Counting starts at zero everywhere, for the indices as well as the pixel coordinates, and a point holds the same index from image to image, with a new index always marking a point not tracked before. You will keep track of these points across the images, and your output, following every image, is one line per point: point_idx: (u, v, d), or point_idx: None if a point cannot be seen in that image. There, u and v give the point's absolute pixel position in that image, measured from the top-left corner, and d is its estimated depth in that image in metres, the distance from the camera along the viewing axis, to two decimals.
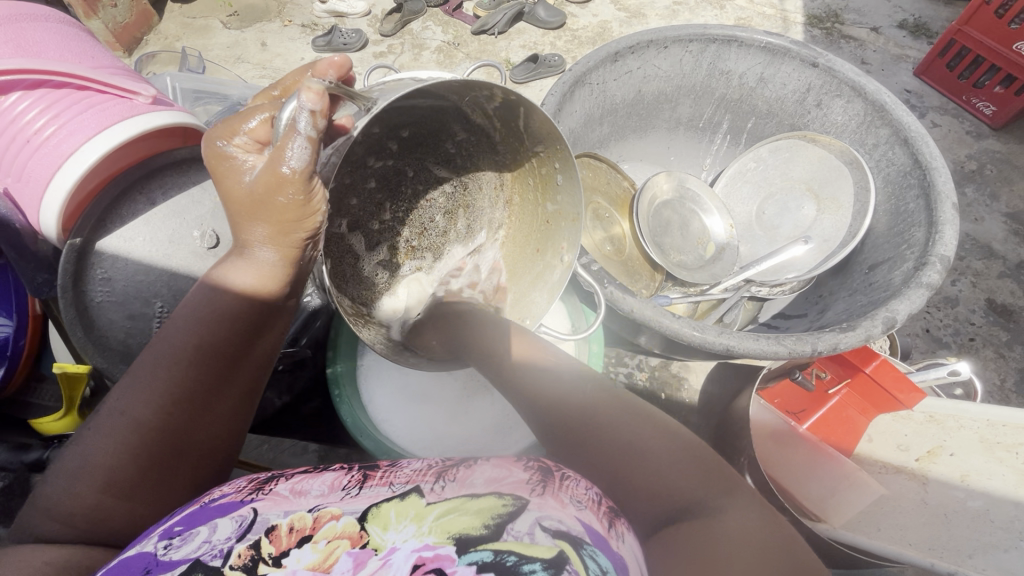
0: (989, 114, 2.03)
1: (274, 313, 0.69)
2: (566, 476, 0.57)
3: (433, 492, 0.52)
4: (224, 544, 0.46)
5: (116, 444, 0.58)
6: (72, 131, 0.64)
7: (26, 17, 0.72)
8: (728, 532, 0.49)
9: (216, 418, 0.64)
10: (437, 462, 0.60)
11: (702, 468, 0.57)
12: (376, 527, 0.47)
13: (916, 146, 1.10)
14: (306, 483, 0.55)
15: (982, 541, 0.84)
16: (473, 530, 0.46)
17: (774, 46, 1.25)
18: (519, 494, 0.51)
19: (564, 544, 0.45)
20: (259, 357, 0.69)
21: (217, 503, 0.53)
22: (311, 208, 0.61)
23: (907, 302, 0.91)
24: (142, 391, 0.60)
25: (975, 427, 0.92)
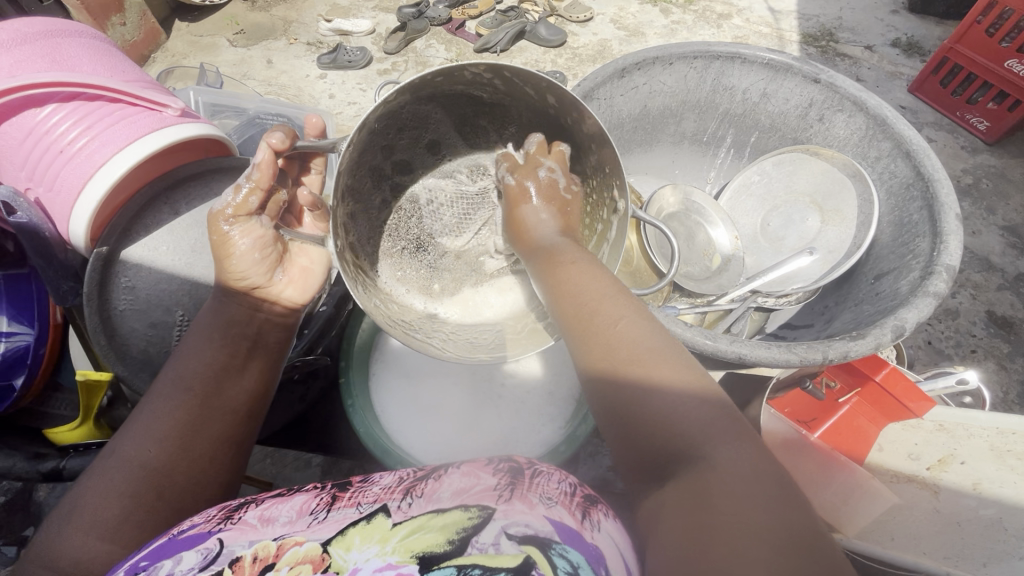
0: (983, 130, 2.06)
1: (246, 353, 0.74)
2: (537, 474, 0.57)
3: (399, 510, 0.52)
4: (185, 575, 0.47)
5: (106, 483, 0.61)
6: (104, 142, 0.66)
7: (64, 32, 0.74)
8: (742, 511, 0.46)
9: (196, 459, 0.66)
10: (408, 476, 0.60)
11: (705, 410, 0.54)
12: (338, 549, 0.48)
13: (918, 160, 1.12)
14: (275, 509, 0.55)
15: (996, 550, 0.86)
16: (437, 547, 0.46)
17: (777, 62, 1.28)
18: (487, 503, 0.52)
19: (532, 549, 0.46)
20: (234, 401, 0.71)
21: (184, 535, 0.53)
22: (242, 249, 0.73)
23: (915, 312, 0.92)
24: (132, 431, 0.65)
25: (984, 436, 0.93)
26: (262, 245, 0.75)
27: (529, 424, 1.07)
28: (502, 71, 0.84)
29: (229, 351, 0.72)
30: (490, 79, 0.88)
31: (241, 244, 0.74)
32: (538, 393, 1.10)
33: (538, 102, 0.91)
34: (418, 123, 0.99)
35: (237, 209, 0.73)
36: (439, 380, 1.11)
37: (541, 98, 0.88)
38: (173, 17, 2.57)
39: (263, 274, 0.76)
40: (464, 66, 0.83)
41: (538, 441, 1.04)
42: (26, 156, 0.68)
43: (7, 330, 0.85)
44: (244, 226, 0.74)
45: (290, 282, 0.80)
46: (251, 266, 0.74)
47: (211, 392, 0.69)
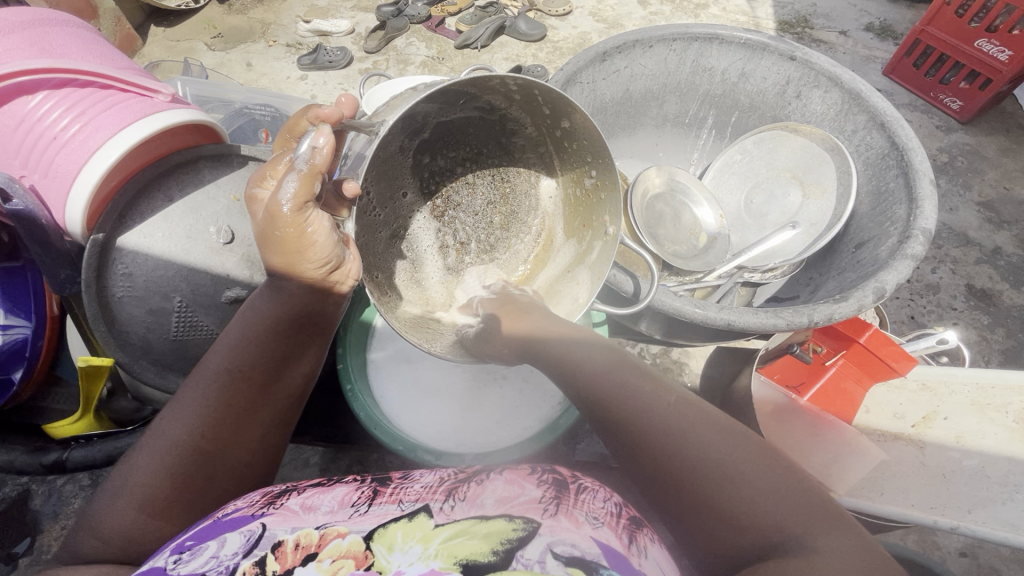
0: (956, 109, 2.12)
1: (311, 337, 0.69)
2: (582, 490, 0.58)
3: (442, 512, 0.53)
4: (231, 560, 0.47)
5: (153, 461, 0.57)
6: (97, 126, 0.67)
7: (47, 21, 0.74)
8: (833, 572, 0.40)
9: (252, 441, 0.63)
10: (449, 477, 0.61)
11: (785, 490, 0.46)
12: (381, 547, 0.48)
13: (892, 130, 1.16)
14: (317, 499, 0.56)
15: (981, 497, 0.88)
16: (480, 557, 0.46)
17: (754, 42, 1.31)
18: (531, 516, 0.52)
19: (577, 573, 0.45)
20: (292, 386, 0.67)
21: (229, 517, 0.53)
22: (312, 240, 0.61)
23: (895, 274, 0.95)
24: (182, 409, 0.59)
25: (965, 391, 0.98)
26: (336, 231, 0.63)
27: (529, 403, 1.08)
28: (534, 88, 0.78)
29: (296, 342, 0.67)
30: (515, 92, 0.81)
31: (319, 233, 0.61)
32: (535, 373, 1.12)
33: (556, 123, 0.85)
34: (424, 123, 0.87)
35: (305, 195, 0.59)
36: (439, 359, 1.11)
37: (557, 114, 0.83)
38: (149, 23, 2.55)
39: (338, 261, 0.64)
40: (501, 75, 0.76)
41: (536, 418, 1.07)
42: (18, 144, 0.68)
43: (3, 324, 0.84)
44: (312, 216, 0.60)
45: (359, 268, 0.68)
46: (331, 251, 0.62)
47: (272, 379, 0.64)
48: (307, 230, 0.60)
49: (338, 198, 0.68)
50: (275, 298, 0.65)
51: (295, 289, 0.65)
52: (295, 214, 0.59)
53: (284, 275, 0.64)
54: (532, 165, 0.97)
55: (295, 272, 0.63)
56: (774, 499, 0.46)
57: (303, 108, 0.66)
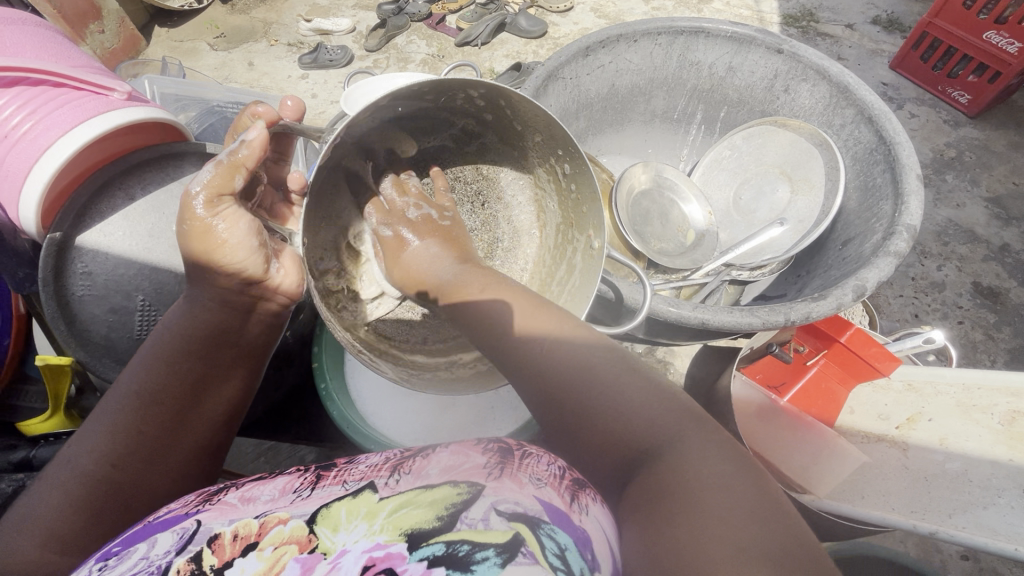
0: (965, 103, 2.07)
1: (229, 362, 0.70)
2: (526, 455, 0.57)
3: (387, 486, 0.53)
4: (163, 558, 0.47)
5: (58, 493, 0.57)
6: (48, 124, 0.67)
7: (8, 21, 0.75)
8: (688, 470, 0.47)
9: (166, 473, 0.64)
10: (395, 455, 0.60)
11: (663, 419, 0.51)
12: (325, 529, 0.47)
13: (880, 124, 1.13)
14: (256, 489, 0.56)
15: (960, 501, 0.85)
16: (424, 524, 0.47)
17: (740, 35, 1.28)
18: (476, 480, 0.52)
19: (519, 526, 0.46)
20: (212, 411, 0.69)
21: (161, 518, 0.54)
22: (229, 240, 0.65)
23: (876, 271, 0.93)
24: (87, 442, 0.61)
25: (951, 392, 0.95)
26: (255, 231, 0.67)
27: (507, 402, 1.07)
28: (499, 95, 0.80)
29: (212, 370, 0.68)
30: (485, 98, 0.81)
31: (230, 232, 0.65)
32: None
33: (522, 127, 0.86)
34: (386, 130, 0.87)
35: (218, 189, 0.64)
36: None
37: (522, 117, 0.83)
38: (153, 24, 2.57)
39: (258, 261, 0.68)
40: (474, 82, 0.76)
41: (513, 418, 1.05)
42: None
43: None
44: (230, 214, 0.65)
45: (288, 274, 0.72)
46: (248, 253, 0.65)
47: (185, 403, 0.66)
48: (216, 229, 0.64)
49: (279, 205, 0.74)
50: (188, 317, 0.68)
51: (209, 302, 0.68)
52: (209, 208, 0.64)
53: (202, 283, 0.68)
54: (505, 166, 0.98)
55: (209, 282, 0.67)
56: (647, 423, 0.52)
57: (245, 111, 0.74)
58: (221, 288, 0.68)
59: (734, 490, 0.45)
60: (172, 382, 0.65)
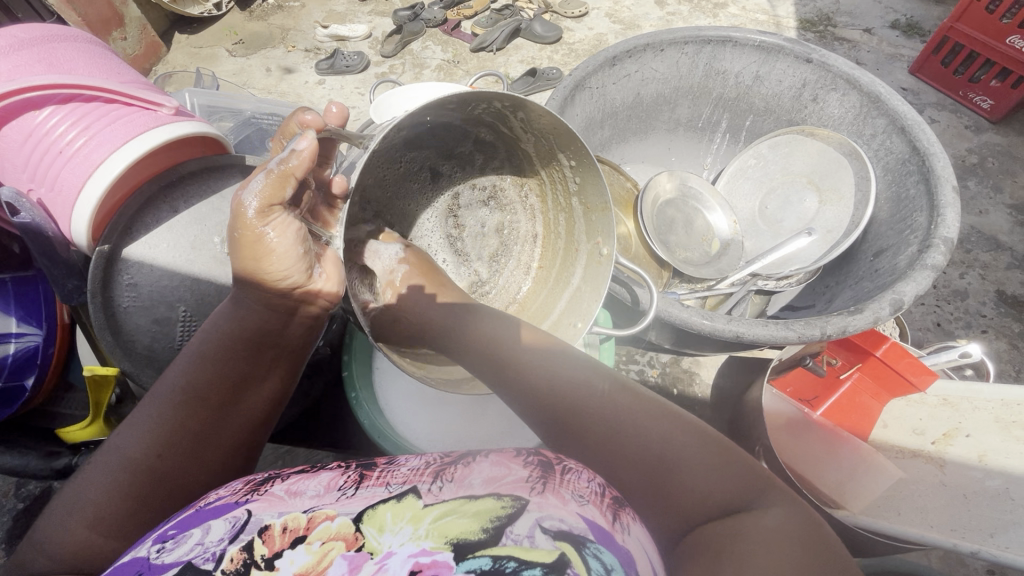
0: (987, 108, 2.04)
1: (271, 361, 0.68)
2: (568, 471, 0.54)
3: (429, 493, 0.50)
4: (217, 546, 0.46)
5: (107, 479, 0.56)
6: (101, 141, 0.68)
7: (57, 36, 0.77)
8: (765, 532, 0.46)
9: (207, 466, 0.61)
10: (436, 459, 0.57)
11: (726, 470, 0.52)
12: (371, 528, 0.46)
13: (913, 134, 1.12)
14: (302, 484, 0.53)
15: (1003, 520, 0.83)
16: (471, 535, 0.45)
17: (769, 44, 1.28)
18: (520, 494, 0.50)
19: (566, 546, 0.45)
20: (254, 408, 0.66)
21: (212, 505, 0.51)
22: (279, 246, 0.61)
23: (914, 285, 0.92)
24: (139, 428, 0.59)
25: (989, 407, 0.92)
26: (303, 241, 0.63)
27: None
28: (519, 106, 0.80)
29: (257, 361, 0.66)
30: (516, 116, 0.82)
31: (279, 241, 0.61)
32: None
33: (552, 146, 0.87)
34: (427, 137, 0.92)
35: (270, 198, 0.60)
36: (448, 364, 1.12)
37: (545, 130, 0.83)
38: (173, 30, 2.60)
39: (304, 269, 0.64)
40: (488, 92, 0.77)
41: None
42: (26, 158, 0.71)
43: (18, 331, 0.87)
44: (278, 223, 0.61)
45: (333, 279, 0.68)
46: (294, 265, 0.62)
47: (229, 400, 0.63)
48: (268, 236, 0.61)
49: (328, 205, 0.71)
50: (234, 315, 0.66)
51: (254, 304, 0.66)
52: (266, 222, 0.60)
53: (248, 286, 0.65)
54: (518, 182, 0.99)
55: (258, 285, 0.65)
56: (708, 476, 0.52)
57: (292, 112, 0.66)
58: (268, 291, 0.66)
59: (812, 556, 0.44)
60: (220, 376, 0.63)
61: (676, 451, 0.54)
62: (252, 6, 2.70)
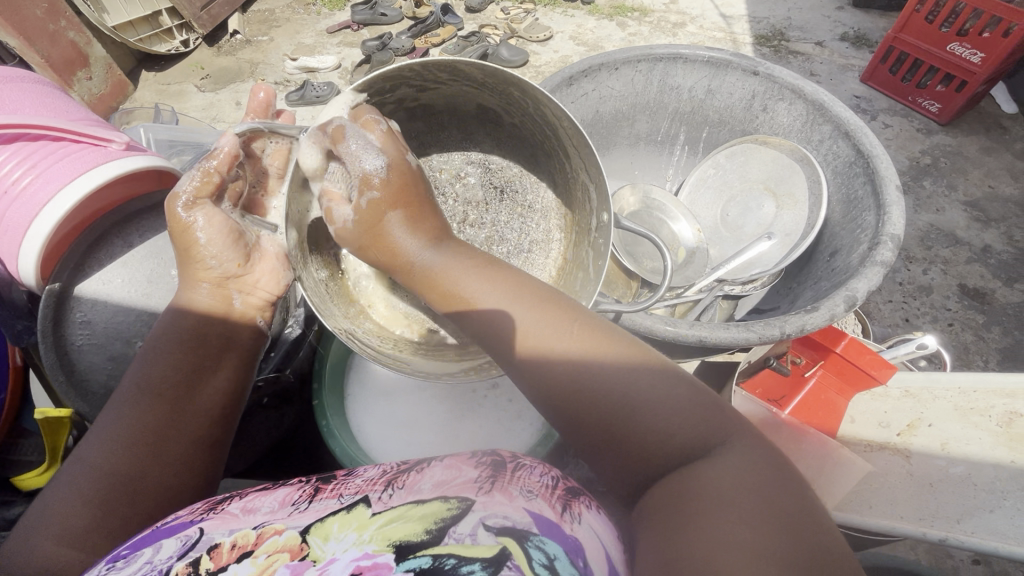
0: (936, 112, 2.14)
1: (221, 350, 0.71)
2: (519, 468, 0.54)
3: (379, 501, 0.50)
4: (165, 563, 0.45)
5: (73, 492, 0.59)
6: (47, 179, 0.70)
7: (7, 80, 0.79)
8: (722, 482, 0.45)
9: (177, 461, 0.65)
10: (391, 468, 0.58)
11: (696, 415, 0.50)
12: (317, 538, 0.45)
13: (857, 138, 1.17)
14: (258, 501, 0.54)
15: (969, 505, 0.85)
16: (413, 537, 0.43)
17: (717, 59, 1.33)
18: (467, 495, 0.48)
19: (508, 541, 0.42)
20: (210, 402, 0.69)
21: (167, 524, 0.51)
22: (217, 257, 0.70)
23: (865, 281, 0.95)
24: (100, 438, 0.63)
25: (947, 396, 0.96)
26: (230, 231, 0.71)
27: (510, 427, 1.07)
28: (517, 96, 0.85)
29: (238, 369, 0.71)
30: (479, 78, 0.85)
31: (207, 231, 0.69)
32: (524, 402, 1.10)
33: (531, 114, 0.89)
34: (392, 140, 1.02)
35: (197, 194, 0.69)
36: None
37: (544, 112, 0.86)
38: (140, 68, 2.60)
39: (235, 262, 0.72)
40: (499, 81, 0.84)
41: (519, 444, 1.04)
42: None
43: None
44: (203, 211, 0.69)
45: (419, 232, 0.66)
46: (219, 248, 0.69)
47: (181, 396, 0.67)
48: (194, 227, 0.69)
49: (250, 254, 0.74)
50: (178, 313, 0.71)
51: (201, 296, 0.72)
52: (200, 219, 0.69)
53: (189, 286, 0.72)
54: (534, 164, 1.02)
55: (196, 274, 0.72)
56: (676, 422, 0.50)
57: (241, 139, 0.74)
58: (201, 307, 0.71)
59: (769, 507, 0.43)
60: (170, 371, 0.67)
61: (647, 398, 0.51)
62: (220, 41, 2.73)
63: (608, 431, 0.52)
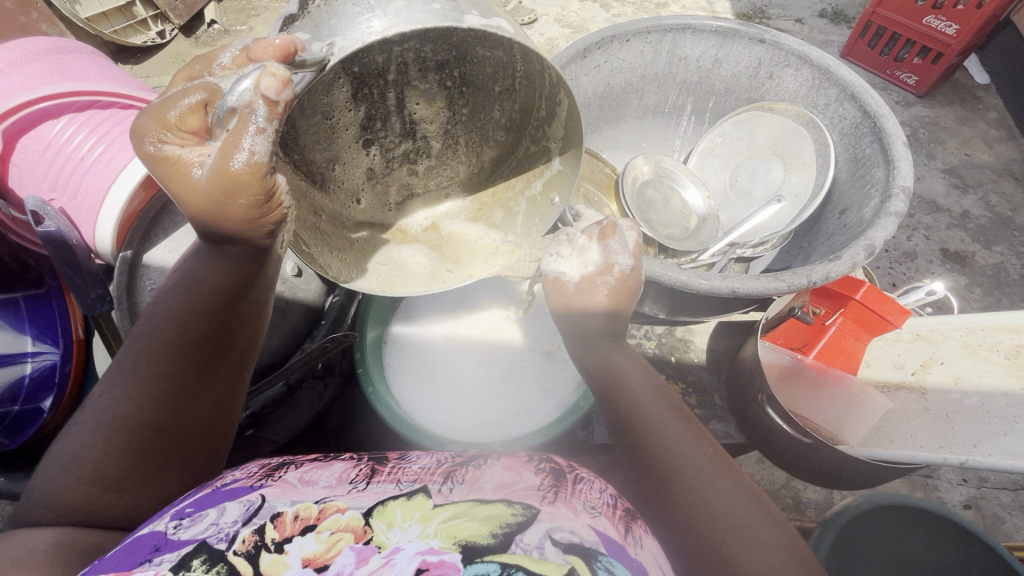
0: (913, 84, 2.22)
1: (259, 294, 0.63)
2: (580, 481, 0.55)
3: (440, 493, 0.50)
4: (231, 527, 0.45)
5: (97, 437, 0.53)
6: (117, 146, 0.84)
7: (67, 60, 0.94)
8: None
9: (210, 408, 0.59)
10: (447, 460, 0.58)
11: (773, 538, 0.48)
12: (380, 523, 0.45)
13: (863, 100, 1.23)
14: (314, 473, 0.54)
15: (984, 431, 0.92)
16: (479, 538, 0.44)
17: (724, 28, 1.37)
18: (530, 502, 0.49)
19: (576, 560, 0.43)
20: (245, 345, 0.62)
21: (228, 487, 0.51)
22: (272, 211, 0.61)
23: (882, 231, 1.01)
24: (121, 384, 0.55)
25: (957, 335, 1.03)
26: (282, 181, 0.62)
27: (545, 389, 1.10)
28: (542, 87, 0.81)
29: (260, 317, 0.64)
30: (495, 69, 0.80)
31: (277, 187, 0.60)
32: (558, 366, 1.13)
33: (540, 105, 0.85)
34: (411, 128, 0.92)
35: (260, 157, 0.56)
36: (432, 313, 1.18)
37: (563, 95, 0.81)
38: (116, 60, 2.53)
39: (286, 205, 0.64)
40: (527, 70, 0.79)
41: (550, 408, 1.08)
42: (52, 168, 0.85)
43: (35, 351, 0.95)
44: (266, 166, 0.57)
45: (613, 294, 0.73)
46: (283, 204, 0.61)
47: (219, 344, 0.59)
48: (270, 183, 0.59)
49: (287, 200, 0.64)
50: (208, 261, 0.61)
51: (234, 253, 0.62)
52: (209, 174, 0.56)
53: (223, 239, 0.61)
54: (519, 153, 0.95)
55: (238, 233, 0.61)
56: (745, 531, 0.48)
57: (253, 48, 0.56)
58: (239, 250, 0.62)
59: None
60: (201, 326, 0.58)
61: (722, 495, 0.51)
62: (198, 32, 2.66)
63: (675, 501, 0.52)
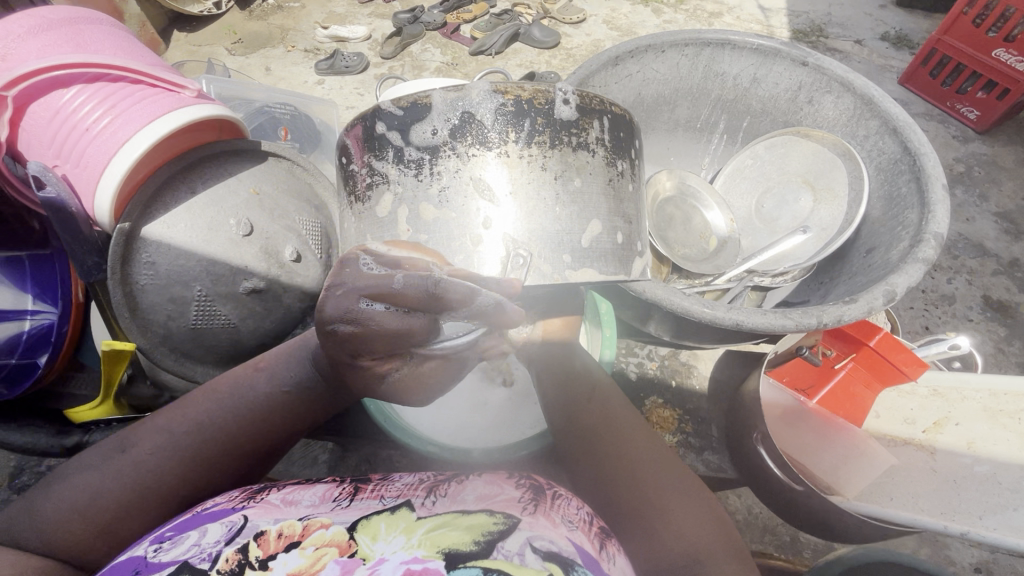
0: (974, 119, 2.10)
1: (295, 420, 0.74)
2: (558, 495, 0.56)
3: (424, 506, 0.51)
4: (214, 547, 0.45)
5: (122, 487, 0.61)
6: (125, 117, 0.82)
7: (80, 20, 0.92)
8: None
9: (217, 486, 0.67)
10: (429, 476, 0.59)
11: (713, 532, 0.59)
12: (365, 536, 0.46)
13: (905, 135, 1.16)
14: (298, 493, 0.55)
15: (993, 503, 0.87)
16: (463, 545, 0.44)
17: (766, 48, 1.32)
18: (512, 512, 0.50)
19: (555, 567, 0.44)
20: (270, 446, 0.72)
21: (210, 510, 0.53)
22: None
23: (906, 277, 0.95)
24: (166, 445, 0.64)
25: (977, 397, 0.99)
26: None
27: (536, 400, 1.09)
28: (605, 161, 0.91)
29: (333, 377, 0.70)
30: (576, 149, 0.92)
31: None
32: None
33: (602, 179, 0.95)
34: None
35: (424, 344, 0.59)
36: None
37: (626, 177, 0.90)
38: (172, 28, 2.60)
39: None
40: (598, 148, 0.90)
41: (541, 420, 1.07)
42: (56, 133, 0.83)
43: (35, 309, 0.98)
44: None
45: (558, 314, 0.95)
46: None
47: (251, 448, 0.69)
48: None
49: None
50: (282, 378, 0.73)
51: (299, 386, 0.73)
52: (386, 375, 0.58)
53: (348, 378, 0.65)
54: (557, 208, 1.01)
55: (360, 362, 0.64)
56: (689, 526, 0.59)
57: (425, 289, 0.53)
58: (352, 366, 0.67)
59: None
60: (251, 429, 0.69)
61: (672, 499, 0.62)
62: (251, 7, 2.71)
63: (634, 503, 0.63)
